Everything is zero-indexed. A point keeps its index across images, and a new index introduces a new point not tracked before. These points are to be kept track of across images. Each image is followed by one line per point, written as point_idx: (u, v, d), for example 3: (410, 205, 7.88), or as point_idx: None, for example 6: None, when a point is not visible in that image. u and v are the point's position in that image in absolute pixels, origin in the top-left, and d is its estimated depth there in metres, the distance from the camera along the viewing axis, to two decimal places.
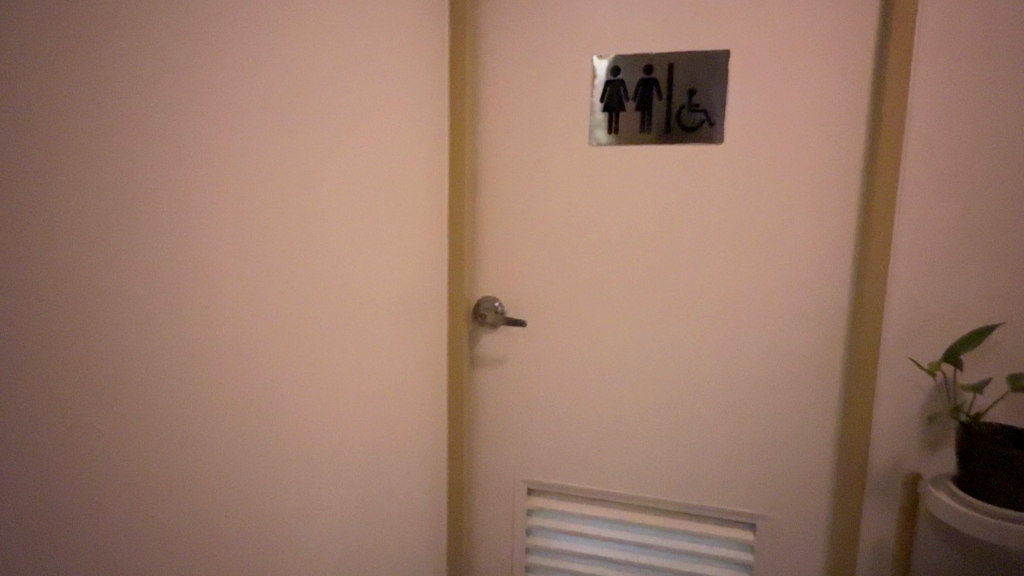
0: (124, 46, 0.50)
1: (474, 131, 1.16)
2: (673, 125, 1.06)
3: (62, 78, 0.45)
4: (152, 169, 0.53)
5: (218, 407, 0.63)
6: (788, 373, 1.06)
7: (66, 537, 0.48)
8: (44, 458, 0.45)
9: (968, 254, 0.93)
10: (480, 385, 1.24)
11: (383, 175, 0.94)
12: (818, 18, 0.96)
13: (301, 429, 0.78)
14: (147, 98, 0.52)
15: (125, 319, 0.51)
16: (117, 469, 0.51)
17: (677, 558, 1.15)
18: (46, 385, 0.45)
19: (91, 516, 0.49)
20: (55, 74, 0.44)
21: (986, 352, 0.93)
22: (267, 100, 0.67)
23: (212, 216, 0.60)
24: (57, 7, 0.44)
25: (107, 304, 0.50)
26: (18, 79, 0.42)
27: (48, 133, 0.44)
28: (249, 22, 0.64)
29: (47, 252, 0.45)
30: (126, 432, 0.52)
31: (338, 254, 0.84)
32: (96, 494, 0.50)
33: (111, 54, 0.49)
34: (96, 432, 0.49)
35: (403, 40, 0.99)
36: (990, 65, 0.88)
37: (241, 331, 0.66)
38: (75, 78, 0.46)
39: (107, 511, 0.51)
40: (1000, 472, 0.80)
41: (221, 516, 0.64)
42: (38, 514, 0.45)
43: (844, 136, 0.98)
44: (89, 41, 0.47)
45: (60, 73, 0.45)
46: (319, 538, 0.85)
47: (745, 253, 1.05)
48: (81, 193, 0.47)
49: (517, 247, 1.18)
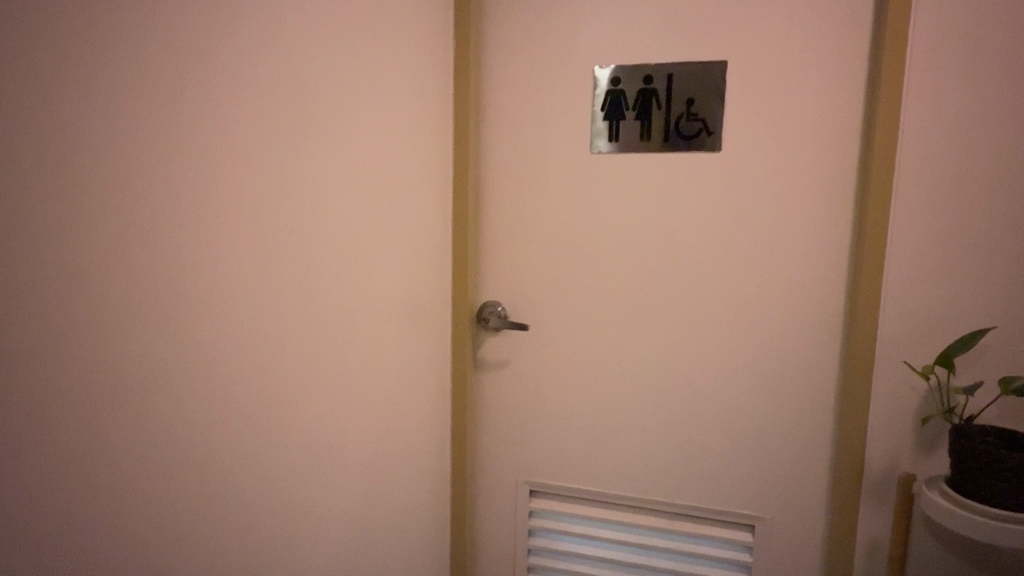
0: (133, 66, 0.53)
1: (478, 139, 1.19)
2: (672, 133, 1.08)
3: (64, 91, 0.47)
4: (153, 175, 0.56)
5: (223, 406, 0.65)
6: (785, 377, 1.08)
7: (77, 527, 0.50)
8: (47, 453, 0.48)
9: (959, 261, 0.95)
10: (483, 388, 1.27)
11: (386, 182, 0.97)
12: (813, 30, 0.99)
13: (306, 428, 0.80)
14: (156, 114, 0.55)
15: (127, 320, 0.54)
16: (120, 465, 0.54)
17: (677, 558, 1.17)
18: (61, 384, 0.48)
19: (94, 509, 0.51)
20: (70, 93, 0.48)
21: (980, 355, 0.94)
22: (273, 113, 0.70)
23: (217, 223, 0.63)
24: (70, 32, 0.47)
25: (108, 305, 0.52)
26: (35, 100, 0.45)
27: (63, 149, 0.48)
28: (255, 40, 0.67)
29: (62, 257, 0.48)
30: (128, 429, 0.54)
31: (343, 259, 0.86)
32: (105, 487, 0.52)
33: (121, 74, 0.52)
34: (98, 427, 0.52)
35: (407, 52, 1.01)
36: (980, 75, 0.91)
37: (249, 333, 0.68)
38: (84, 97, 0.49)
39: (116, 503, 0.53)
40: (991, 474, 0.82)
41: (227, 511, 0.67)
42: (51, 505, 0.48)
43: (838, 144, 1.00)
44: (93, 57, 0.49)
45: (72, 91, 0.48)
46: (325, 534, 0.87)
47: (742, 258, 1.07)
48: (91, 204, 0.50)
49: (520, 251, 1.20)
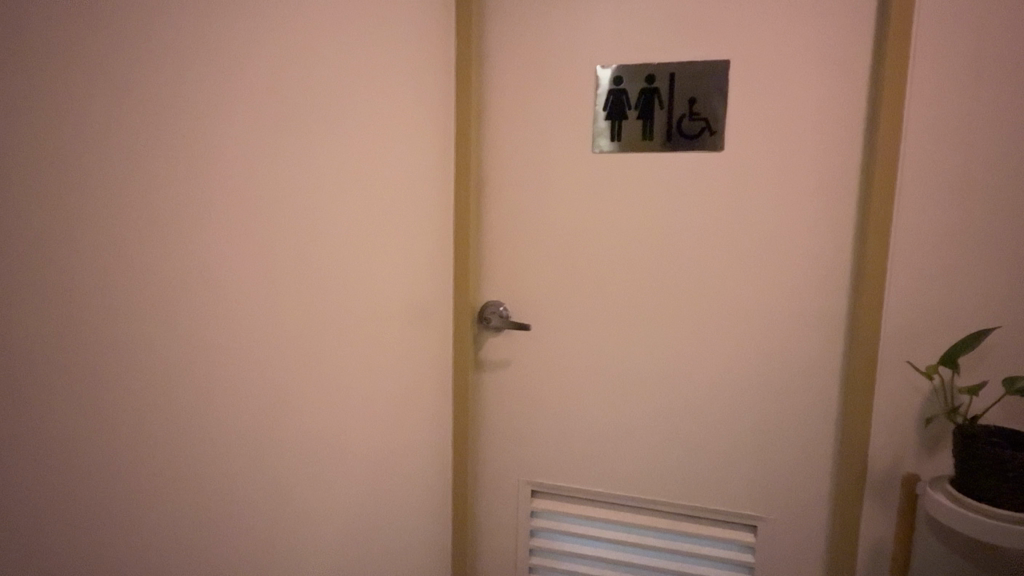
0: (136, 64, 0.53)
1: (479, 139, 1.19)
2: (674, 133, 1.08)
3: (65, 88, 0.47)
4: (155, 173, 0.55)
5: (225, 406, 0.65)
6: (787, 378, 1.07)
7: (78, 529, 0.50)
8: (48, 453, 0.47)
9: (962, 260, 0.94)
10: (485, 388, 1.26)
11: (388, 182, 0.97)
12: (815, 30, 0.99)
13: (308, 429, 0.80)
14: (157, 112, 0.55)
15: (129, 320, 0.53)
16: (121, 465, 0.53)
17: (679, 559, 1.16)
18: (63, 384, 0.48)
19: (95, 509, 0.51)
20: (71, 91, 0.47)
21: (984, 355, 0.94)
22: (275, 111, 0.70)
23: (219, 222, 0.63)
24: (71, 30, 0.47)
25: (109, 304, 0.52)
26: (36, 98, 0.45)
27: (65, 147, 0.47)
28: (257, 38, 0.67)
29: (63, 257, 0.48)
30: (130, 428, 0.54)
31: (345, 258, 0.86)
32: (107, 488, 0.52)
33: (123, 72, 0.52)
34: (99, 428, 0.51)
35: (409, 52, 1.01)
36: (983, 75, 0.91)
37: (251, 333, 0.68)
38: (86, 95, 0.49)
39: (117, 505, 0.53)
40: (996, 475, 0.82)
41: (228, 512, 0.66)
42: (52, 506, 0.48)
43: (841, 144, 1.00)
44: (95, 54, 0.49)
45: (73, 89, 0.48)
46: (327, 535, 0.87)
47: (744, 257, 1.07)
48: (93, 203, 0.50)
49: (521, 251, 1.20)
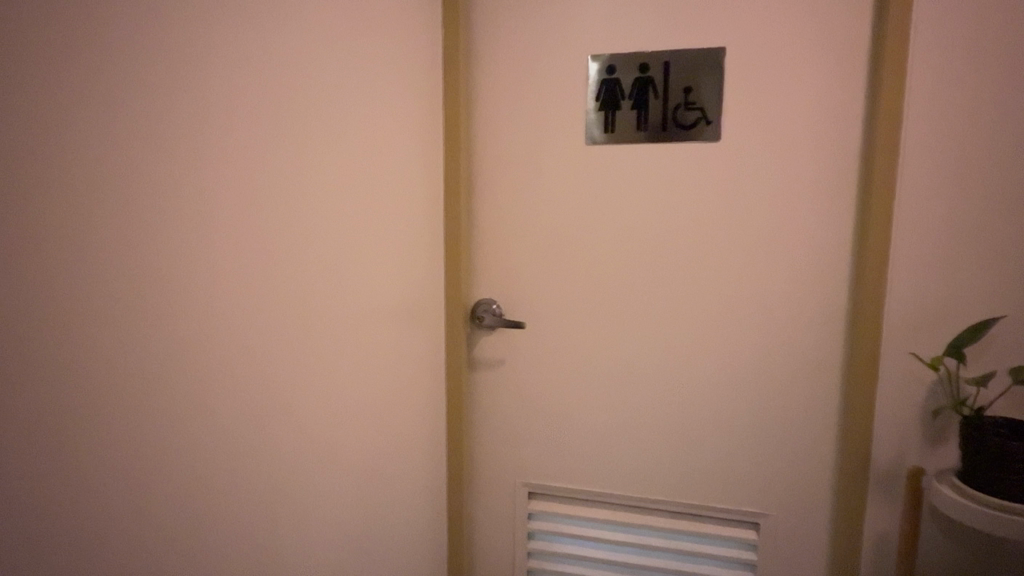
0: (121, 54, 0.49)
1: (469, 131, 1.15)
2: (670, 124, 1.05)
3: (39, 75, 0.43)
4: (129, 164, 0.50)
5: (213, 414, 0.61)
6: (789, 371, 1.05)
7: (69, 550, 0.46)
8: (33, 469, 0.44)
9: (965, 249, 0.93)
10: (479, 388, 1.23)
11: (377, 175, 0.93)
12: (813, 17, 0.96)
13: (300, 435, 0.76)
14: (147, 108, 0.52)
15: (120, 329, 0.50)
16: (116, 481, 0.50)
17: (682, 559, 1.14)
18: (49, 400, 0.45)
19: (90, 527, 0.48)
20: (54, 85, 0.44)
21: (988, 344, 0.93)
22: (263, 105, 0.66)
23: (204, 221, 0.58)
24: (48, 18, 0.43)
25: (100, 312, 0.48)
26: (15, 93, 0.41)
27: (45, 146, 0.44)
28: (238, 25, 0.62)
29: (49, 260, 0.44)
30: (123, 441, 0.51)
31: (333, 255, 0.82)
32: (99, 505, 0.49)
33: (106, 64, 0.48)
34: (94, 442, 0.48)
35: (395, 41, 0.97)
36: (985, 61, 0.89)
37: (240, 335, 0.64)
38: (70, 88, 0.45)
39: (111, 524, 0.50)
40: (1003, 466, 0.80)
41: (222, 525, 0.62)
42: (43, 527, 0.44)
43: (840, 134, 0.98)
44: (76, 44, 0.46)
45: (58, 83, 0.44)
46: (321, 545, 0.82)
47: (740, 250, 1.05)
48: (79, 205, 0.46)
49: (515, 246, 1.17)
